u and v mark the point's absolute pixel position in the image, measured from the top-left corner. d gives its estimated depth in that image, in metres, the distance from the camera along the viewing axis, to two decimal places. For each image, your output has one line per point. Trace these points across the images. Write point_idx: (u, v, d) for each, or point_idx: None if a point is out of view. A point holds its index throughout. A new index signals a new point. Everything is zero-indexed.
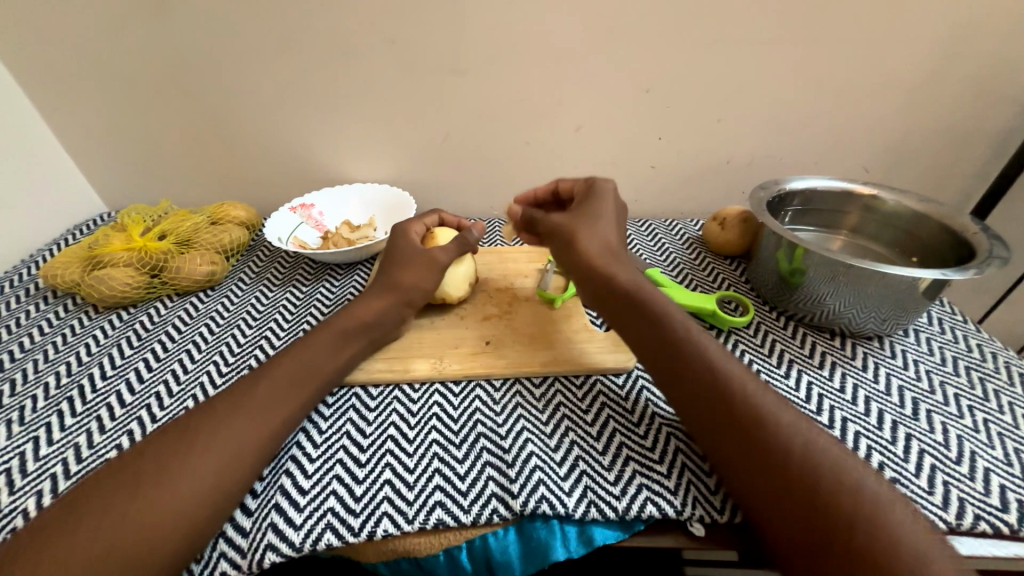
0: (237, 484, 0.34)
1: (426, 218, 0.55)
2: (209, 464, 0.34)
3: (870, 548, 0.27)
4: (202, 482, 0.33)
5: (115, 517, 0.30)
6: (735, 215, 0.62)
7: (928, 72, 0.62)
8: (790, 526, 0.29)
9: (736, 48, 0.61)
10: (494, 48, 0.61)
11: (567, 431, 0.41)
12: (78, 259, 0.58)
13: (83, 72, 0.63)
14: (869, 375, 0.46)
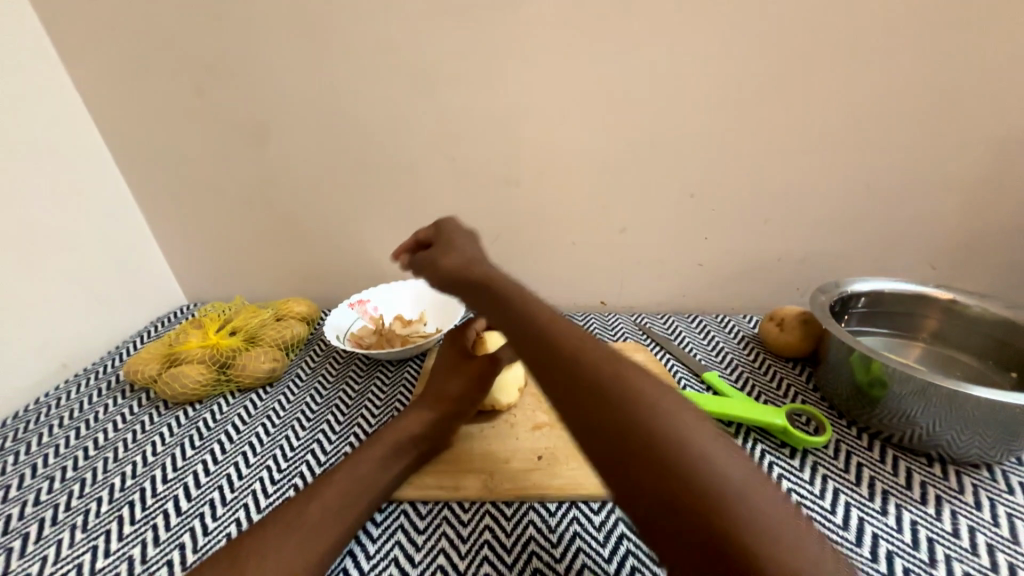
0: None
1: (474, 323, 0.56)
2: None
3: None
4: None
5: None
6: (794, 315, 0.60)
7: (984, 171, 0.62)
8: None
9: (775, 155, 0.63)
10: (542, 162, 0.67)
11: (633, 571, 0.38)
12: (157, 356, 0.63)
13: (190, 191, 0.74)
14: (985, 516, 0.40)
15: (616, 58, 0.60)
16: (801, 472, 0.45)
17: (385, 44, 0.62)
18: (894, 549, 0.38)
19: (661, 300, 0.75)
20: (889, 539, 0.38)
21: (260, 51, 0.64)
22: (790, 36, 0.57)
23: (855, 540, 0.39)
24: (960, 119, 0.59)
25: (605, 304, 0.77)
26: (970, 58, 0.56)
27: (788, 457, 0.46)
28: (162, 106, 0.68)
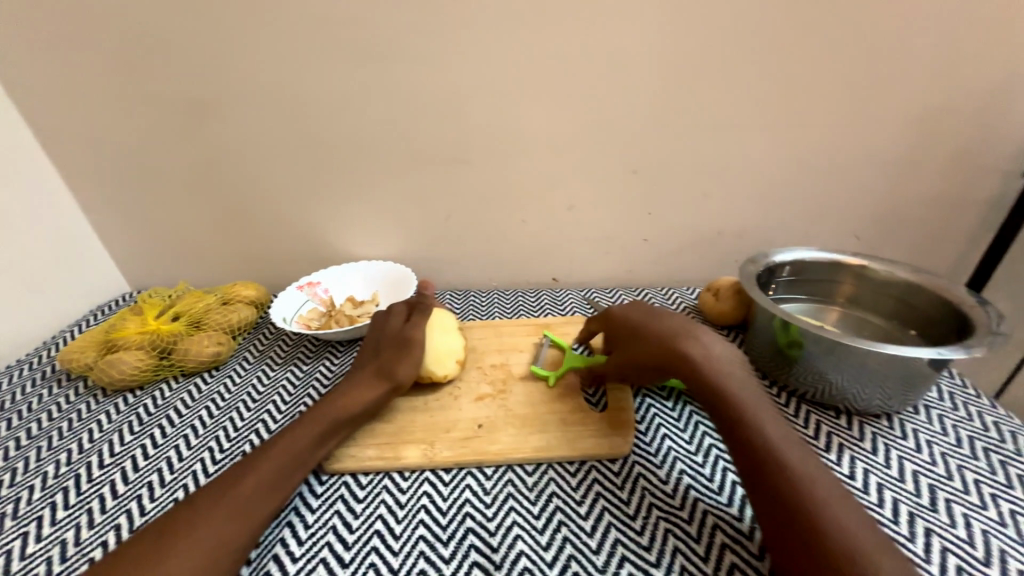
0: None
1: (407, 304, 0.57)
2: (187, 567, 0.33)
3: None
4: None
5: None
6: (728, 285, 0.63)
7: (902, 147, 0.65)
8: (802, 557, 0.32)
9: (714, 132, 0.65)
10: (489, 140, 0.67)
11: (559, 525, 0.40)
12: (94, 343, 0.61)
13: (124, 173, 0.71)
14: (880, 459, 0.43)
15: (558, 35, 0.60)
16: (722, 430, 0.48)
17: (322, 18, 0.60)
18: None
19: (611, 275, 0.78)
20: None
21: (188, 23, 0.60)
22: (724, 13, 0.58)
23: None
24: (882, 97, 0.62)
25: (558, 280, 0.79)
26: (890, 38, 0.59)
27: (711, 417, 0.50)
28: (85, 81, 0.64)
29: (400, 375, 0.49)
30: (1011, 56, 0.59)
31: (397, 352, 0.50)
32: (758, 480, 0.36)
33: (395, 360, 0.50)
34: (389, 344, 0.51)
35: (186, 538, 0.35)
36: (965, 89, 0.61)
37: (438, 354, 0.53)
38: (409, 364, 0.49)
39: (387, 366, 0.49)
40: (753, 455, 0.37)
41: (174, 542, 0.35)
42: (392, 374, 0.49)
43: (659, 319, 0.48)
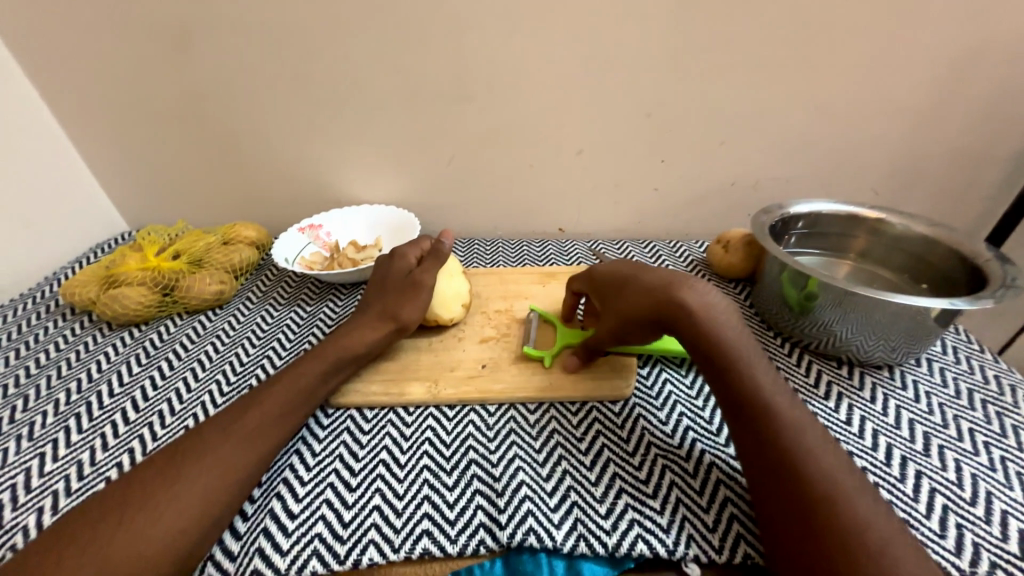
0: (222, 511, 0.35)
1: (422, 244, 0.56)
2: (195, 491, 0.35)
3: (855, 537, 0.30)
4: (187, 506, 0.34)
5: (103, 545, 0.31)
6: (739, 238, 0.62)
7: (935, 94, 0.61)
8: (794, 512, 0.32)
9: (737, 73, 0.61)
10: (495, 75, 0.63)
11: (560, 459, 0.41)
12: (95, 278, 0.61)
13: (109, 102, 0.67)
14: (878, 407, 0.44)
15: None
16: None
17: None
18: None
19: (618, 226, 0.76)
20: None
21: None
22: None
23: None
24: (925, 35, 0.57)
25: (564, 230, 0.77)
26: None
27: None
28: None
29: (406, 317, 0.48)
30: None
31: (404, 294, 0.49)
32: (746, 430, 0.37)
33: (401, 302, 0.49)
34: (396, 287, 0.50)
35: (194, 463, 0.36)
36: (1014, 29, 0.57)
37: (447, 300, 0.52)
38: (415, 307, 0.49)
39: (391, 308, 0.49)
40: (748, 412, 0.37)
41: (181, 468, 0.36)
42: (397, 317, 0.48)
43: (646, 269, 0.45)
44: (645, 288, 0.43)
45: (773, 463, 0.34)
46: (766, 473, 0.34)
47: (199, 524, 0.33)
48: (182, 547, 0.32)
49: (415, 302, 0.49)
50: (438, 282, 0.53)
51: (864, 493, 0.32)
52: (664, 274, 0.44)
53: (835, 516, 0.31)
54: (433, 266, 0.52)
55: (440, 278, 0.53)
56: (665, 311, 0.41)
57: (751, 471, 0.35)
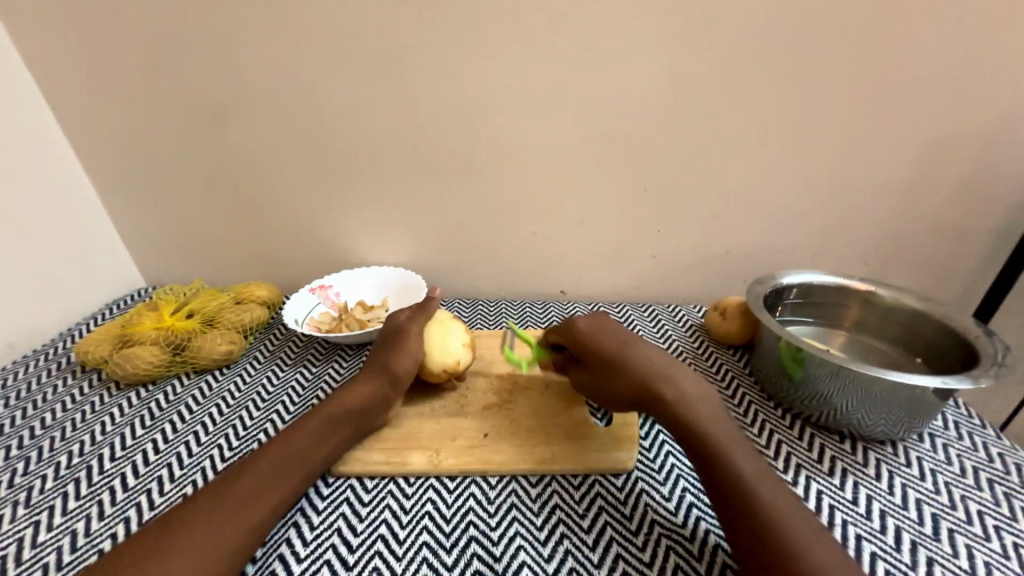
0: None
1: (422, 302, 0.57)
2: (187, 565, 0.34)
3: None
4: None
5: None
6: (735, 305, 0.63)
7: (910, 175, 0.66)
8: None
9: (724, 153, 0.66)
10: (502, 153, 0.68)
11: (562, 537, 0.41)
12: (110, 337, 0.63)
13: (146, 171, 0.73)
14: (883, 486, 0.44)
15: (574, 52, 0.61)
16: None
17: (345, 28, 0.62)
18: None
19: (618, 290, 0.78)
20: None
21: (217, 30, 0.63)
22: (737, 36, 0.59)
23: None
24: (891, 122, 0.63)
25: (565, 293, 0.79)
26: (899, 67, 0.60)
27: None
28: (115, 81, 0.66)
29: (395, 367, 0.49)
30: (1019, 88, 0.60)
31: (394, 345, 0.50)
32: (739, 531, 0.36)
33: (392, 354, 0.50)
34: (388, 339, 0.52)
35: (188, 534, 0.36)
36: (972, 118, 0.62)
37: (441, 346, 0.52)
38: (404, 359, 0.49)
39: (382, 361, 0.50)
40: (738, 510, 0.36)
41: (174, 540, 0.35)
42: (386, 368, 0.49)
43: (629, 347, 0.47)
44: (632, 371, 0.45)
45: (767, 557, 0.34)
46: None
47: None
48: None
49: (404, 352, 0.50)
50: (427, 330, 0.53)
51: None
52: (647, 355, 0.46)
53: None
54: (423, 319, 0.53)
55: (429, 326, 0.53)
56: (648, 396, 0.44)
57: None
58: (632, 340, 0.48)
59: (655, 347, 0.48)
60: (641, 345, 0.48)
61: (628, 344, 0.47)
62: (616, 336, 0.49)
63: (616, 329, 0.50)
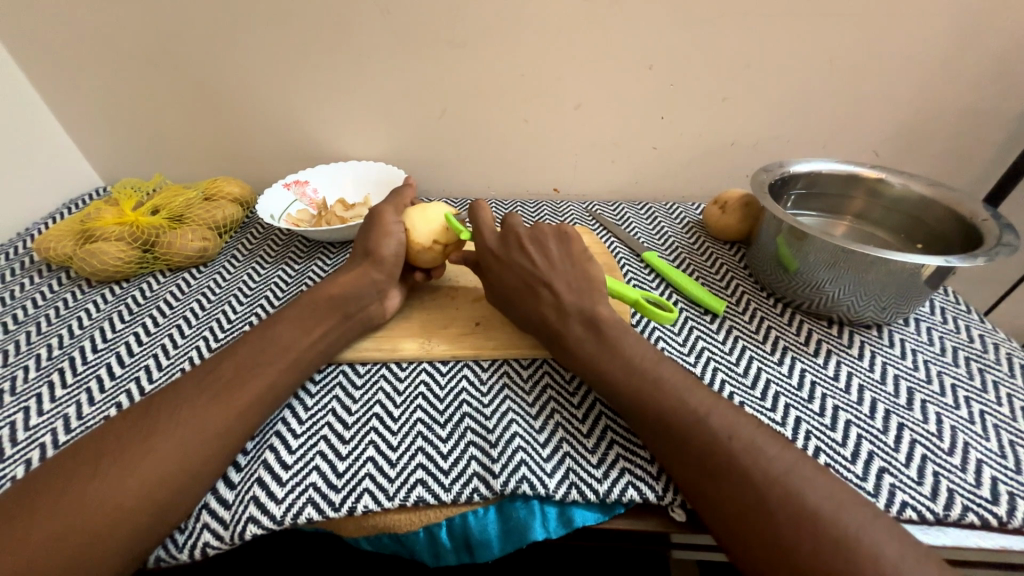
0: (204, 463, 0.35)
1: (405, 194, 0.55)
2: (176, 443, 0.34)
3: (804, 537, 0.29)
4: (167, 459, 0.33)
5: (81, 497, 0.31)
6: (736, 199, 0.61)
7: (946, 51, 0.59)
8: (741, 518, 0.31)
9: (744, 23, 0.58)
10: (490, 20, 0.59)
11: (552, 413, 0.42)
12: (70, 233, 0.58)
13: (72, 42, 0.62)
14: (864, 363, 0.45)
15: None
16: (717, 335, 0.49)
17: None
18: (781, 390, 0.43)
19: (614, 187, 0.75)
20: (779, 383, 0.43)
21: None
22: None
23: (751, 385, 0.43)
24: None
25: (559, 192, 0.76)
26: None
27: (707, 322, 0.50)
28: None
29: (380, 249, 0.48)
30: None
31: (373, 229, 0.49)
32: (693, 432, 0.35)
33: (375, 238, 0.48)
34: (367, 226, 0.50)
35: (175, 415, 0.36)
36: None
37: (412, 220, 0.50)
38: (386, 239, 0.48)
39: (365, 245, 0.48)
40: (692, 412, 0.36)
41: (161, 421, 0.35)
42: (370, 250, 0.48)
43: (544, 275, 0.45)
44: (556, 296, 0.44)
45: (716, 451, 0.34)
46: (715, 473, 0.33)
47: (179, 476, 0.33)
48: (160, 496, 0.32)
49: (386, 233, 0.48)
50: (405, 213, 0.51)
51: (792, 455, 0.34)
52: (564, 276, 0.45)
53: (783, 510, 0.30)
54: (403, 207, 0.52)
55: (413, 214, 0.50)
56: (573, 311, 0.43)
57: (694, 472, 0.34)
58: (545, 276, 0.45)
59: (564, 288, 0.44)
60: (546, 287, 0.45)
61: (531, 290, 0.45)
62: (521, 279, 0.46)
63: (526, 270, 0.46)
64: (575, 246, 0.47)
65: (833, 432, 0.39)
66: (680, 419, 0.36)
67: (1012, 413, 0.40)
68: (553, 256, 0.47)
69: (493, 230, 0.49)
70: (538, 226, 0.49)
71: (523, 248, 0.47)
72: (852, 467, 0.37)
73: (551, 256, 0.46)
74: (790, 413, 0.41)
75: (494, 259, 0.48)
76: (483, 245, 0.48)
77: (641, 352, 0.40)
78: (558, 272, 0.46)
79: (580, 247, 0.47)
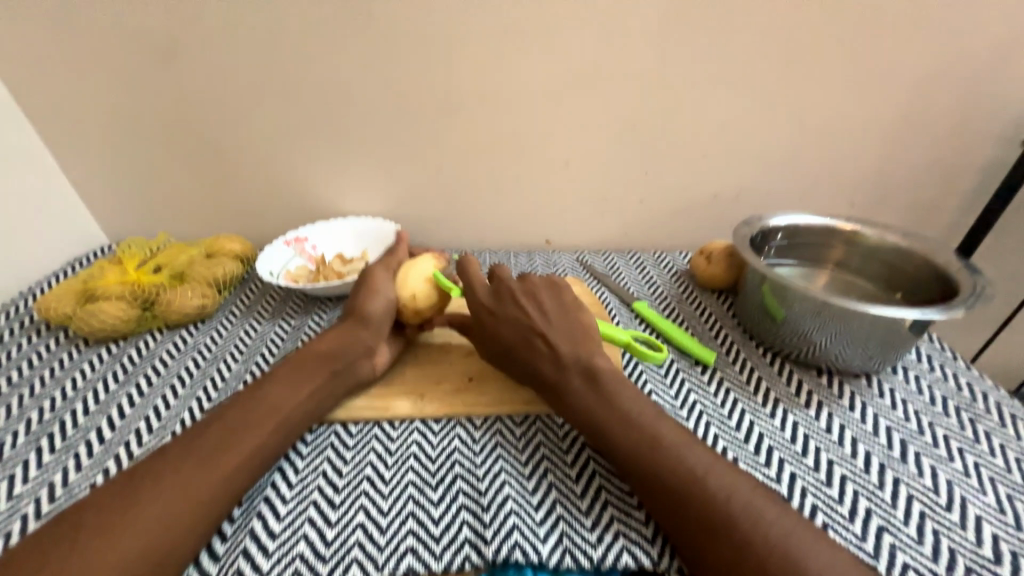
0: (188, 535, 0.34)
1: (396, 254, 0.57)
2: (161, 513, 0.34)
3: None
4: (150, 532, 0.33)
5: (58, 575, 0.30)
6: (721, 249, 0.63)
7: (902, 112, 0.64)
8: None
9: (714, 90, 0.63)
10: (482, 90, 0.64)
11: (545, 472, 0.41)
12: (72, 292, 0.59)
13: (93, 114, 0.66)
14: (856, 415, 0.45)
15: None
16: (709, 387, 0.49)
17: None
18: (775, 444, 0.42)
19: (605, 238, 0.77)
20: (772, 437, 0.43)
21: None
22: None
23: (743, 439, 0.43)
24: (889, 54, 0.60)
25: (551, 243, 0.78)
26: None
27: (699, 374, 0.51)
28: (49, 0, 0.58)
29: (367, 307, 0.50)
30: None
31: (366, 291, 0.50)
32: (686, 494, 0.35)
33: (370, 299, 0.49)
34: (358, 287, 0.53)
35: (164, 483, 0.35)
36: (972, 47, 0.60)
37: (400, 278, 0.52)
38: (374, 298, 0.51)
39: (354, 305, 0.51)
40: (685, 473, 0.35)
41: (149, 491, 0.35)
42: (359, 309, 0.50)
43: (539, 327, 0.46)
44: (552, 348, 0.44)
45: (710, 514, 0.33)
46: (709, 537, 0.33)
47: (162, 549, 0.33)
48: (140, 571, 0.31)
49: (374, 292, 0.51)
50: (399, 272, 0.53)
51: (786, 517, 0.33)
52: (559, 327, 0.46)
53: None
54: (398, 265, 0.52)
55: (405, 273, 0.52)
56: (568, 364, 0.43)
57: (688, 536, 0.33)
58: (539, 328, 0.46)
59: (560, 339, 0.45)
60: (542, 339, 0.45)
61: (528, 342, 0.45)
62: (518, 331, 0.46)
63: (520, 322, 0.47)
64: (565, 297, 0.49)
65: (829, 488, 0.39)
66: (670, 481, 0.36)
67: (1007, 466, 0.40)
68: (547, 306, 0.48)
69: (484, 284, 0.51)
70: (527, 278, 0.51)
71: (517, 300, 0.48)
72: (850, 525, 0.36)
73: (544, 307, 0.48)
74: (785, 468, 0.40)
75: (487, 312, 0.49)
76: (477, 298, 0.50)
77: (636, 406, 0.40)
78: (552, 323, 0.47)
79: (569, 297, 0.49)
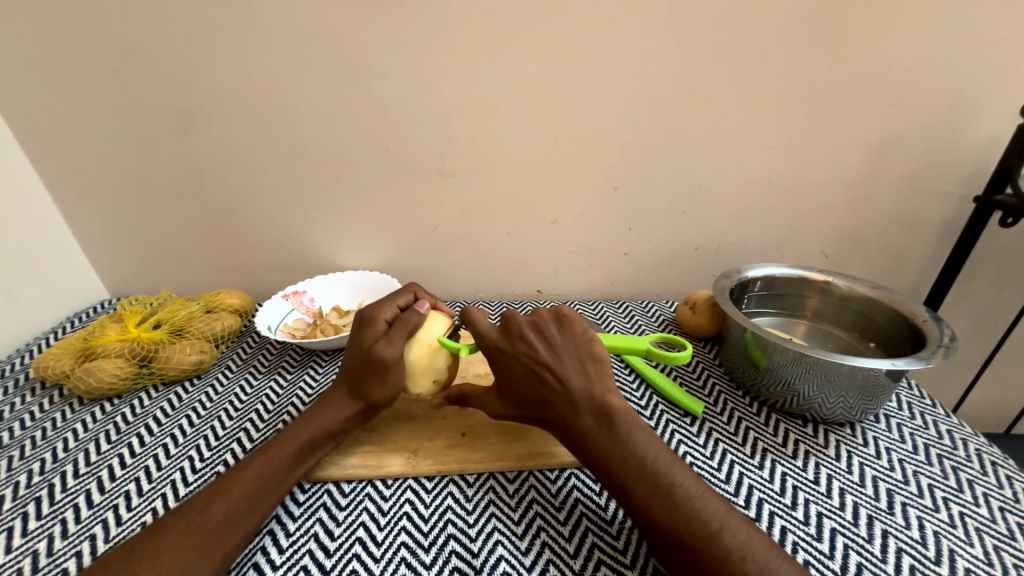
0: None
1: (398, 299, 0.53)
2: None
3: None
4: None
5: None
6: (704, 299, 0.65)
7: (866, 170, 0.69)
8: None
9: (694, 152, 0.68)
10: (476, 154, 0.68)
11: (539, 531, 0.41)
12: (71, 349, 0.60)
13: (103, 177, 0.69)
14: (842, 465, 0.46)
15: (547, 45, 0.61)
16: (698, 438, 0.50)
17: (307, 23, 0.59)
18: (764, 497, 0.43)
19: (593, 288, 0.80)
20: (762, 489, 0.44)
21: (170, 31, 0.59)
22: (706, 29, 0.60)
23: (733, 491, 0.44)
24: (851, 120, 0.66)
25: (542, 292, 0.81)
26: (863, 61, 0.62)
27: (687, 424, 0.52)
28: (66, 75, 0.62)
29: (366, 382, 0.47)
30: (970, 85, 0.63)
31: (360, 342, 0.48)
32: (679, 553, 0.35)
33: (355, 352, 0.48)
34: (364, 357, 0.47)
35: (153, 563, 0.34)
36: (926, 114, 0.65)
37: (424, 356, 0.49)
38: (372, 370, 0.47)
39: (360, 380, 0.47)
40: (680, 534, 0.35)
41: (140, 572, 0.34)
42: (359, 381, 0.47)
43: (547, 368, 0.43)
44: (561, 389, 0.42)
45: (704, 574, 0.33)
46: None
47: None
48: None
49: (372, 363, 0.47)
50: (424, 348, 0.49)
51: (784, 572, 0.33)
52: (569, 365, 0.43)
53: None
54: (390, 308, 0.51)
55: (431, 355, 0.49)
56: (570, 411, 0.42)
57: None
58: (544, 368, 0.43)
59: (572, 373, 0.43)
60: (554, 372, 0.43)
61: (536, 377, 0.43)
62: (524, 373, 0.44)
63: (528, 361, 0.44)
64: (575, 328, 0.46)
65: (819, 542, 0.39)
66: (670, 539, 0.35)
67: (992, 515, 0.41)
68: (556, 341, 0.45)
69: (488, 323, 0.48)
70: (533, 312, 0.47)
71: (526, 337, 0.45)
72: None
73: (553, 343, 0.44)
74: (776, 522, 0.41)
75: (492, 351, 0.46)
76: (483, 337, 0.46)
77: (647, 453, 0.39)
78: (563, 361, 0.43)
79: (579, 329, 0.46)
